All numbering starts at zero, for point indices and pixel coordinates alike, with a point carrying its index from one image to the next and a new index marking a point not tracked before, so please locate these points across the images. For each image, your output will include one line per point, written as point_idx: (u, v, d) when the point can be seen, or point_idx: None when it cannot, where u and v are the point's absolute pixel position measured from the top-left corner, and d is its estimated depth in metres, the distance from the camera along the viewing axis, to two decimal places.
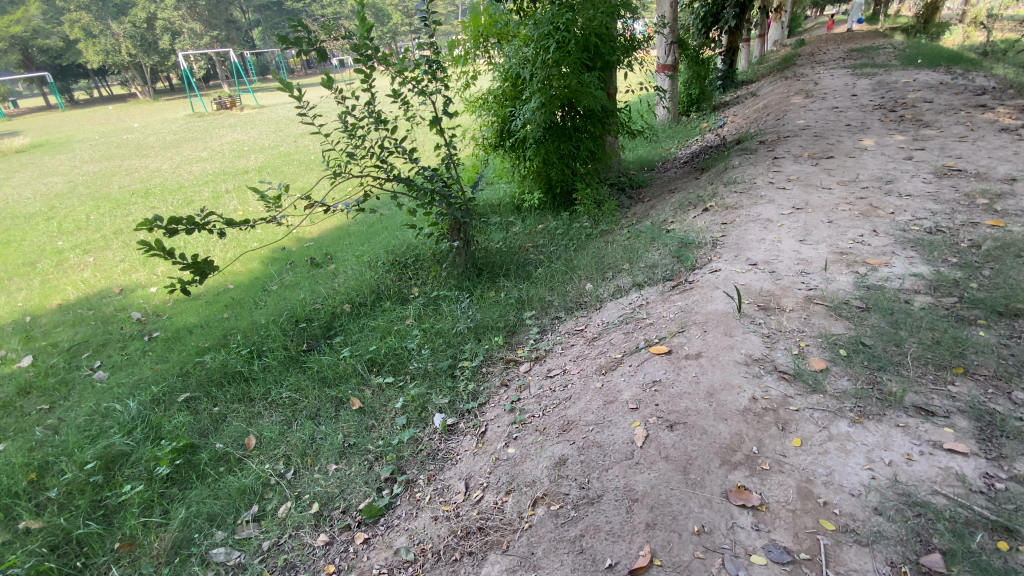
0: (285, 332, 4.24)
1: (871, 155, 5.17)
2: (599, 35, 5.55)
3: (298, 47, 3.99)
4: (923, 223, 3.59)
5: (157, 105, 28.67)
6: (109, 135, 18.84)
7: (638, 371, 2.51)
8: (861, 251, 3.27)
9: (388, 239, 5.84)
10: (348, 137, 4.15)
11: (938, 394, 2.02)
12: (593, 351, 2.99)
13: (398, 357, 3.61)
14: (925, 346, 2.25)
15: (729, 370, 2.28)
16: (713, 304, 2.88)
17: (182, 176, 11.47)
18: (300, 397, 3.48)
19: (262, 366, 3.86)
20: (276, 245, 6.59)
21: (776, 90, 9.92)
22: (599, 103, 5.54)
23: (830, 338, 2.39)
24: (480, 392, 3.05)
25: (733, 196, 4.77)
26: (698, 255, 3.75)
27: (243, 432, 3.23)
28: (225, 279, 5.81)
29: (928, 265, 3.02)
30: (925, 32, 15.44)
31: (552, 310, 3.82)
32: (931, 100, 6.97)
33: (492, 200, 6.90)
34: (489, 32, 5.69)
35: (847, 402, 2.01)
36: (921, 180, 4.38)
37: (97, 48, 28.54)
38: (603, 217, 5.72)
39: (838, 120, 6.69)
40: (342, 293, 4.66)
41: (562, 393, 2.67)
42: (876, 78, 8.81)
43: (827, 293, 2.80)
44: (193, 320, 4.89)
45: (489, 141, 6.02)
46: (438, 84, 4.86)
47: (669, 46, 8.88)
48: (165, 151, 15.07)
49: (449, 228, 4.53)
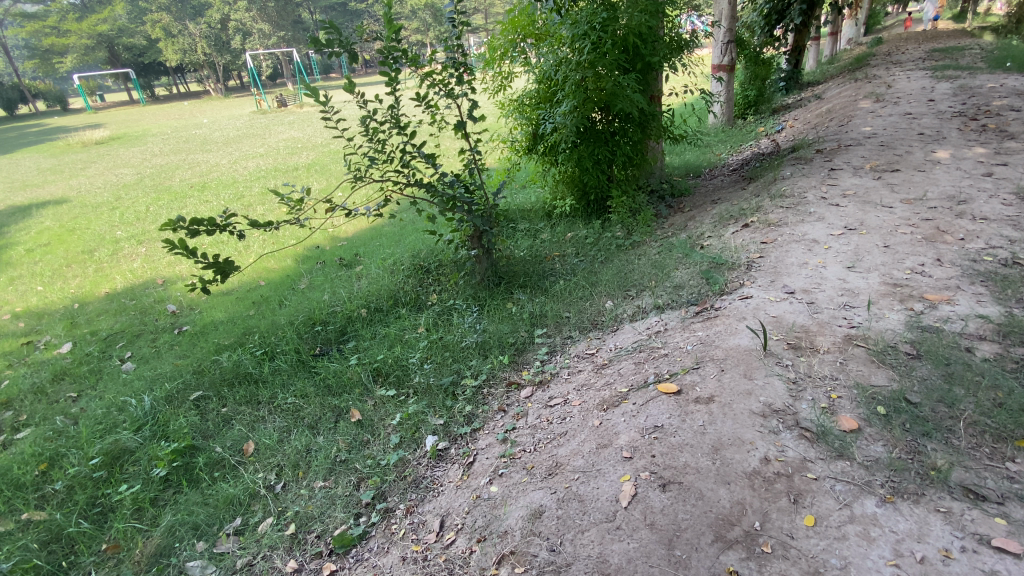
0: (299, 334, 4.25)
1: (944, 170, 4.60)
2: (640, 35, 5.21)
3: (330, 48, 3.96)
4: (998, 253, 3.11)
5: (226, 102, 30.36)
6: (181, 130, 20.10)
7: (641, 412, 2.26)
8: (918, 284, 2.85)
9: (414, 242, 5.78)
10: (369, 140, 4.06)
11: (994, 472, 1.66)
12: (600, 380, 2.75)
13: (403, 369, 3.50)
14: (984, 409, 1.88)
15: (743, 421, 2.00)
16: (736, 338, 2.58)
17: (236, 172, 11.96)
18: (303, 404, 3.44)
19: (272, 369, 3.87)
20: (310, 243, 6.69)
21: (843, 93, 9.17)
22: (637, 107, 5.20)
23: (868, 391, 2.06)
24: (476, 417, 2.88)
25: (778, 211, 4.35)
26: (729, 277, 3.42)
27: (243, 437, 3.23)
28: (257, 275, 5.94)
29: (999, 305, 2.59)
30: (1018, 32, 13.97)
31: (566, 328, 3.61)
32: (1021, 108, 6.19)
33: (525, 204, 6.72)
34: (526, 33, 5.49)
35: (876, 473, 1.70)
36: (1001, 201, 3.83)
37: (176, 48, 30.45)
38: (637, 227, 5.43)
39: (910, 128, 6.04)
40: (359, 297, 4.62)
41: (558, 428, 2.45)
42: (958, 82, 7.96)
43: (871, 334, 2.44)
44: (220, 316, 5.01)
45: (522, 145, 5.85)
46: (466, 87, 4.71)
47: (725, 46, 8.37)
48: (226, 146, 15.82)
49: (469, 236, 4.40)
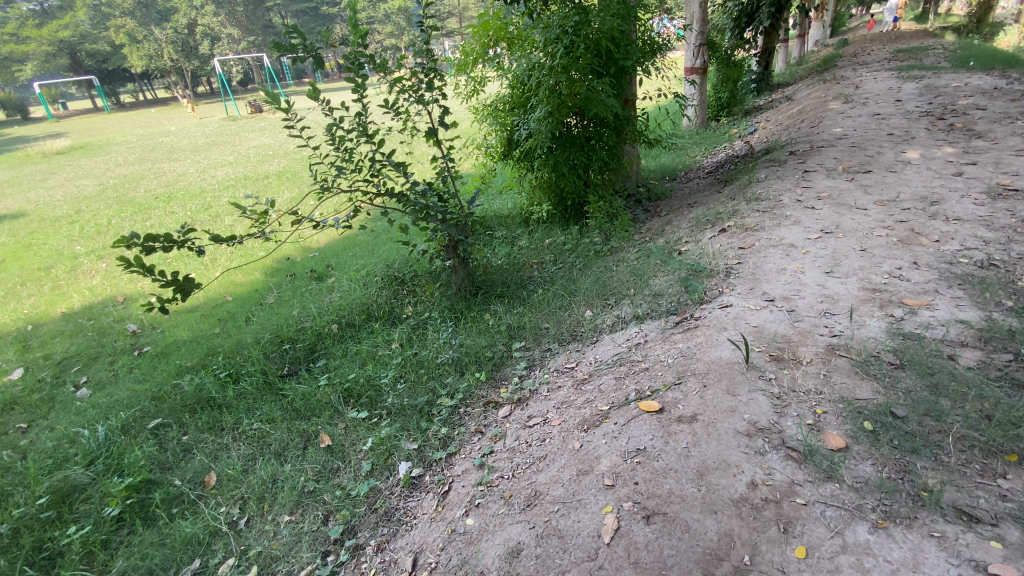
0: (266, 353, 4.06)
1: (914, 170, 4.64)
2: (613, 39, 5.16)
3: (293, 53, 3.80)
4: (973, 255, 3.11)
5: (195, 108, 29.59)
6: (147, 138, 19.47)
7: (622, 433, 2.16)
8: (897, 288, 2.83)
9: (388, 252, 5.62)
10: (336, 150, 3.89)
11: (986, 491, 1.60)
12: (580, 398, 2.64)
13: (376, 389, 3.34)
14: (972, 422, 1.83)
15: (727, 441, 1.91)
16: (718, 351, 2.50)
17: (204, 181, 11.58)
18: (269, 430, 3.26)
19: (237, 393, 3.67)
20: (280, 255, 6.47)
21: (813, 94, 9.31)
22: (612, 111, 5.14)
23: (853, 405, 1.99)
24: (452, 440, 2.74)
25: (755, 215, 4.32)
26: (708, 285, 3.36)
27: (204, 467, 3.04)
28: (224, 290, 5.70)
29: (978, 309, 2.57)
30: (977, 33, 14.42)
31: (545, 341, 3.50)
32: (985, 107, 6.32)
33: (502, 210, 6.61)
34: (498, 37, 5.39)
35: (867, 496, 1.63)
36: (972, 201, 3.86)
37: (141, 54, 29.54)
38: (615, 232, 5.36)
39: (879, 129, 6.13)
40: (330, 312, 4.44)
41: (537, 451, 2.33)
42: (924, 82, 8.13)
43: (854, 343, 2.39)
44: (184, 335, 4.77)
45: (497, 150, 5.74)
46: (437, 93, 4.57)
47: (697, 49, 8.41)
48: (194, 154, 15.35)
49: (444, 246, 4.27)
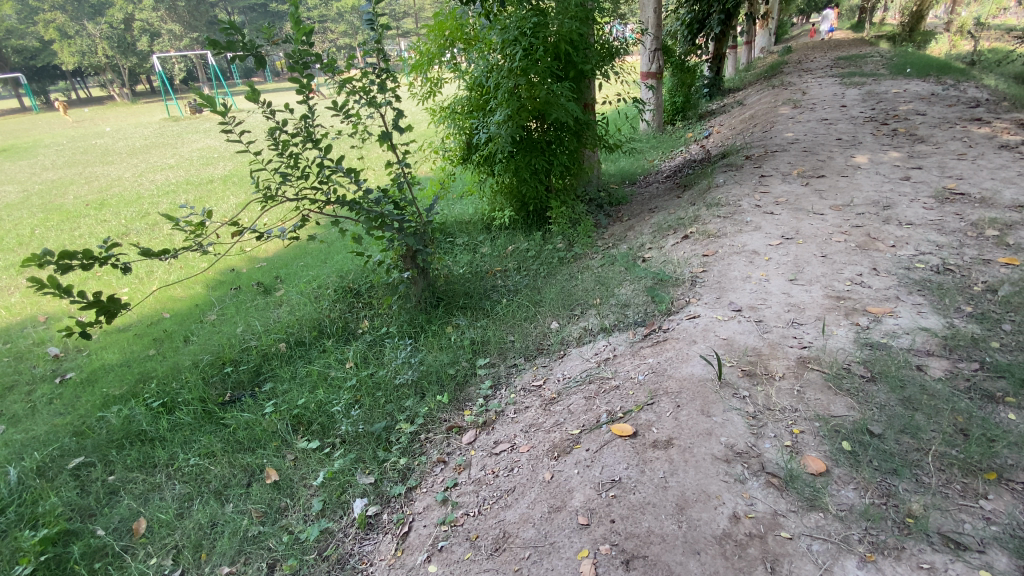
0: (206, 378, 3.73)
1: (865, 175, 4.77)
2: (571, 42, 5.07)
3: (231, 51, 3.49)
4: (928, 260, 3.16)
5: (132, 108, 27.84)
6: (78, 139, 18.11)
7: (595, 461, 2.03)
8: (860, 295, 2.83)
9: (341, 262, 5.33)
10: (279, 155, 3.60)
11: (970, 514, 1.55)
12: (548, 420, 2.49)
13: (328, 415, 3.09)
14: (948, 438, 1.80)
15: (706, 469, 1.81)
16: (689, 367, 2.41)
17: (141, 186, 10.80)
18: (208, 465, 2.96)
19: (171, 425, 3.34)
20: (224, 266, 6.05)
21: (763, 99, 9.58)
22: (572, 116, 5.05)
23: (830, 423, 1.93)
24: (412, 471, 2.53)
25: (716, 220, 4.30)
26: (674, 295, 3.29)
27: (133, 512, 2.71)
28: (161, 307, 5.26)
29: (939, 316, 2.59)
30: (910, 41, 15.33)
31: (510, 356, 3.34)
32: (924, 113, 6.62)
33: (462, 216, 6.42)
34: (454, 38, 5.20)
35: (852, 526, 1.55)
36: (922, 205, 3.97)
37: (72, 50, 27.60)
38: (578, 237, 5.27)
39: (829, 133, 6.30)
40: (277, 330, 4.14)
41: (505, 483, 2.17)
42: (866, 88, 8.48)
43: (825, 355, 2.34)
44: (114, 358, 4.34)
45: (456, 154, 5.55)
46: (390, 95, 4.34)
47: (653, 54, 8.50)
48: (130, 157, 14.35)
49: (401, 256, 4.05)
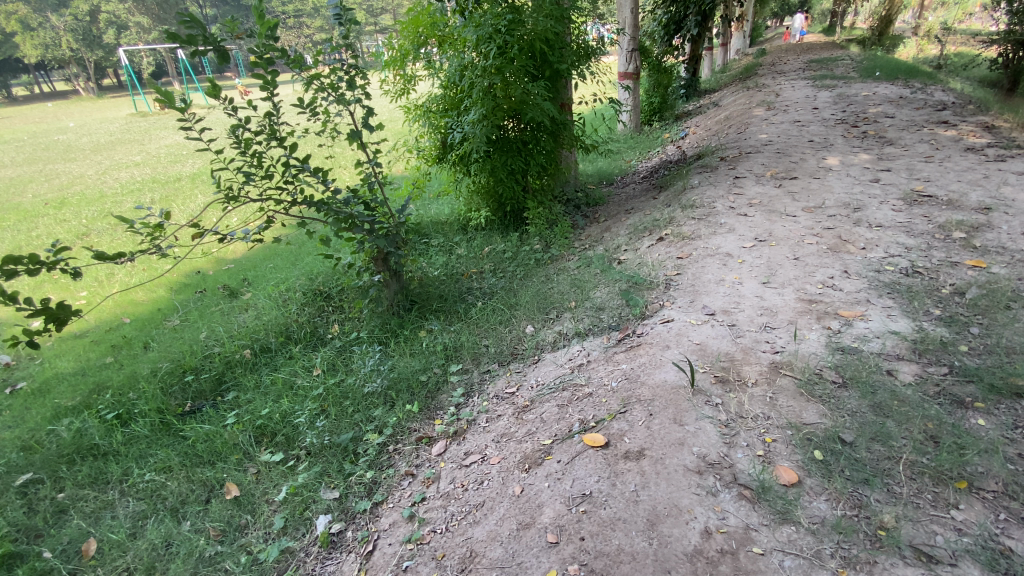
0: (165, 388, 3.56)
1: (836, 177, 4.82)
2: (547, 41, 5.00)
3: (192, 45, 3.32)
4: (897, 262, 3.19)
5: (97, 103, 26.91)
6: (39, 135, 17.37)
7: (566, 473, 1.97)
8: (831, 299, 2.83)
9: (312, 264, 5.17)
10: (242, 154, 3.44)
11: (941, 525, 1.53)
12: (521, 429, 2.43)
13: (293, 426, 2.96)
14: (919, 446, 1.79)
15: (678, 481, 1.77)
16: (662, 373, 2.36)
17: (104, 184, 10.39)
18: (165, 481, 2.81)
19: (127, 438, 3.17)
20: (189, 269, 5.83)
21: (738, 100, 9.68)
22: (548, 116, 4.98)
23: (802, 431, 1.91)
24: (379, 485, 2.44)
25: (691, 222, 4.29)
26: (649, 298, 3.25)
27: (83, 533, 2.55)
28: (121, 312, 5.03)
29: (909, 319, 2.60)
30: (880, 44, 15.71)
31: (483, 361, 3.26)
32: (893, 115, 6.76)
33: (437, 216, 6.31)
34: (427, 35, 5.09)
35: (825, 540, 1.52)
36: (891, 207, 4.02)
37: (36, 41, 25.47)
38: (555, 239, 5.21)
39: (801, 135, 6.38)
40: (242, 335, 3.99)
41: (474, 497, 2.09)
42: (836, 91, 8.63)
43: (797, 360, 2.32)
44: (68, 366, 4.11)
45: (431, 153, 5.43)
46: (360, 92, 4.20)
47: (630, 54, 8.49)
48: (93, 154, 13.80)
49: (372, 258, 3.92)
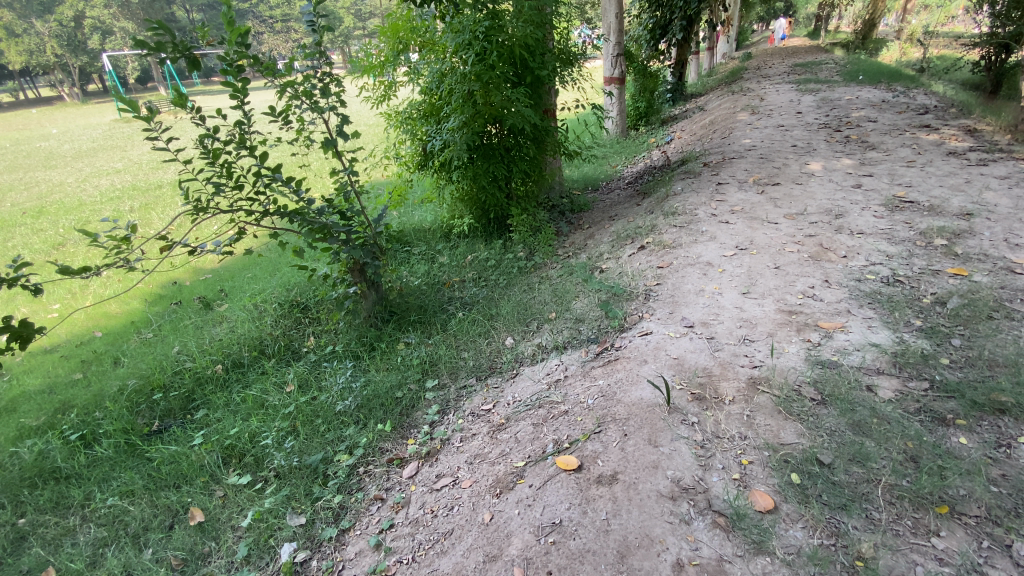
0: (132, 407, 3.43)
1: (819, 182, 4.80)
2: (528, 47, 4.94)
3: (161, 52, 3.22)
4: (879, 270, 3.16)
5: (80, 109, 26.56)
6: (19, 142, 17.03)
7: (537, 499, 1.89)
8: (812, 309, 2.78)
9: (290, 274, 5.07)
10: (210, 164, 3.33)
11: (921, 555, 1.48)
12: (494, 450, 2.35)
13: (262, 446, 2.86)
14: (899, 467, 1.73)
15: (650, 508, 1.70)
16: (638, 391, 2.30)
17: (84, 192, 10.18)
18: (128, 506, 2.68)
19: (90, 460, 3.04)
20: (165, 280, 5.69)
21: (723, 105, 9.70)
22: (530, 122, 4.91)
23: (779, 452, 1.85)
24: (347, 510, 2.35)
25: (672, 230, 4.25)
26: (628, 310, 3.19)
27: (41, 561, 2.42)
28: (93, 325, 4.88)
29: (889, 330, 2.56)
30: (863, 48, 15.88)
31: (461, 376, 3.18)
32: (875, 119, 6.78)
33: (420, 223, 6.23)
34: (408, 41, 5.01)
35: (800, 572, 1.46)
36: (873, 213, 4.01)
37: (20, 49, 24.41)
38: (539, 246, 5.14)
39: (785, 140, 6.38)
40: (215, 349, 3.88)
41: (443, 524, 2.01)
42: (820, 95, 8.66)
43: (774, 375, 2.27)
44: (34, 382, 3.93)
45: (412, 160, 5.35)
46: (335, 99, 4.10)
47: (615, 58, 8.46)
48: (75, 161, 13.55)
49: (349, 269, 3.82)
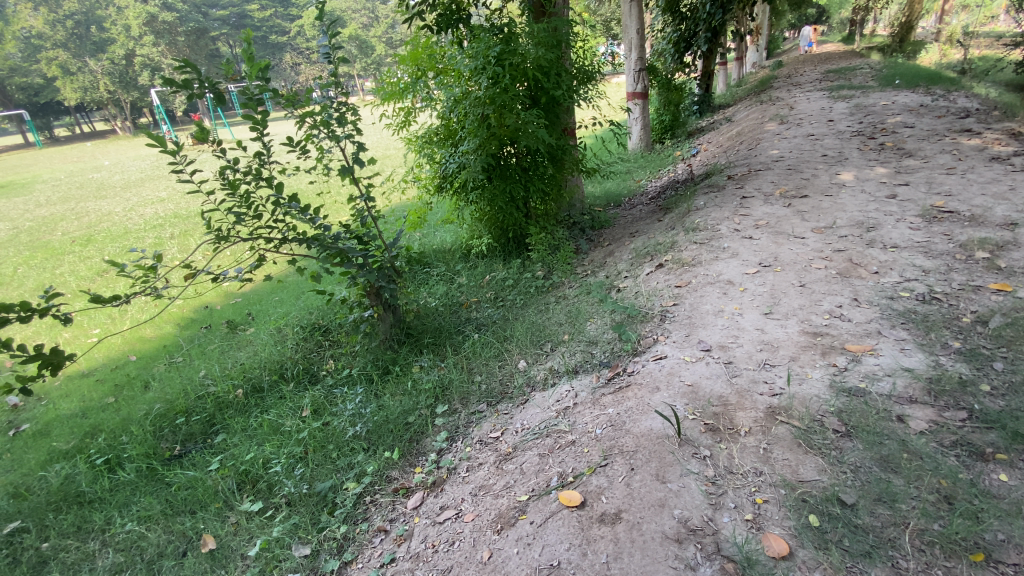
0: (156, 432, 3.52)
1: (849, 194, 4.58)
2: (542, 68, 4.92)
3: (187, 89, 3.36)
4: (913, 287, 2.96)
5: (132, 141, 28.27)
6: (76, 174, 18.19)
7: (538, 538, 1.81)
8: (839, 331, 2.61)
9: (312, 298, 5.17)
10: (230, 194, 3.43)
11: None
12: (500, 481, 2.28)
13: (274, 473, 2.87)
14: (930, 509, 1.58)
15: (653, 551, 1.61)
16: (649, 420, 2.19)
17: (131, 221, 10.74)
18: (145, 532, 2.71)
19: (113, 485, 3.11)
20: (197, 304, 5.89)
21: (750, 115, 9.45)
22: (545, 142, 4.87)
23: (796, 490, 1.72)
24: (351, 542, 2.33)
25: (692, 247, 4.12)
26: (642, 333, 3.09)
27: None
28: (128, 349, 5.07)
29: (924, 353, 2.37)
30: (901, 51, 15.28)
31: (472, 401, 3.13)
32: (912, 125, 6.46)
33: (441, 243, 6.26)
34: (426, 68, 5.09)
35: None
36: (908, 225, 3.78)
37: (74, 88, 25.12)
38: (558, 264, 5.08)
39: (814, 150, 6.15)
40: (237, 374, 3.96)
41: (443, 560, 1.95)
42: (853, 102, 8.34)
43: (795, 404, 2.12)
44: (70, 406, 4.08)
45: (431, 182, 5.39)
46: (352, 127, 4.17)
47: (637, 74, 8.39)
48: (124, 191, 14.35)
49: (366, 293, 3.83)
